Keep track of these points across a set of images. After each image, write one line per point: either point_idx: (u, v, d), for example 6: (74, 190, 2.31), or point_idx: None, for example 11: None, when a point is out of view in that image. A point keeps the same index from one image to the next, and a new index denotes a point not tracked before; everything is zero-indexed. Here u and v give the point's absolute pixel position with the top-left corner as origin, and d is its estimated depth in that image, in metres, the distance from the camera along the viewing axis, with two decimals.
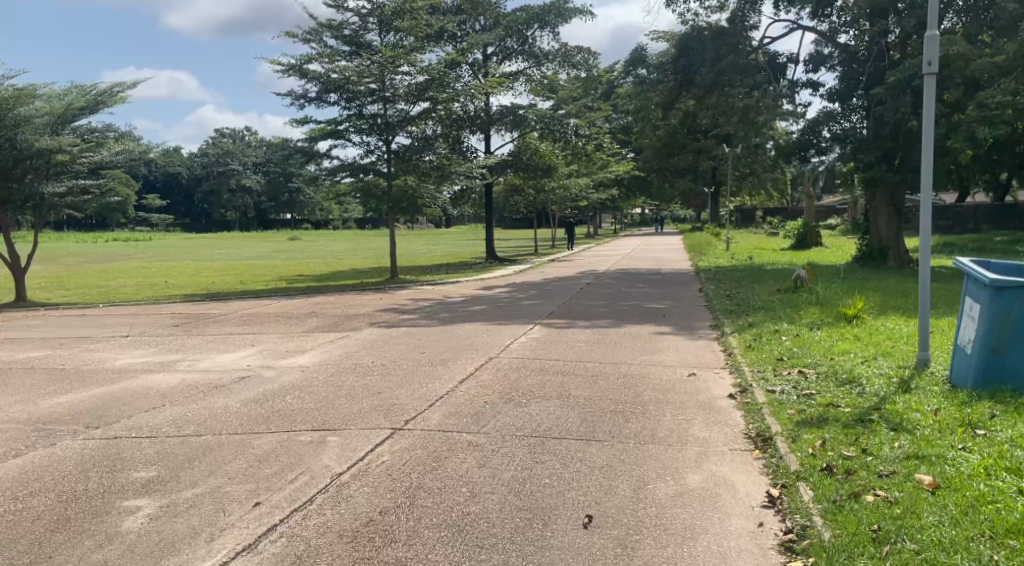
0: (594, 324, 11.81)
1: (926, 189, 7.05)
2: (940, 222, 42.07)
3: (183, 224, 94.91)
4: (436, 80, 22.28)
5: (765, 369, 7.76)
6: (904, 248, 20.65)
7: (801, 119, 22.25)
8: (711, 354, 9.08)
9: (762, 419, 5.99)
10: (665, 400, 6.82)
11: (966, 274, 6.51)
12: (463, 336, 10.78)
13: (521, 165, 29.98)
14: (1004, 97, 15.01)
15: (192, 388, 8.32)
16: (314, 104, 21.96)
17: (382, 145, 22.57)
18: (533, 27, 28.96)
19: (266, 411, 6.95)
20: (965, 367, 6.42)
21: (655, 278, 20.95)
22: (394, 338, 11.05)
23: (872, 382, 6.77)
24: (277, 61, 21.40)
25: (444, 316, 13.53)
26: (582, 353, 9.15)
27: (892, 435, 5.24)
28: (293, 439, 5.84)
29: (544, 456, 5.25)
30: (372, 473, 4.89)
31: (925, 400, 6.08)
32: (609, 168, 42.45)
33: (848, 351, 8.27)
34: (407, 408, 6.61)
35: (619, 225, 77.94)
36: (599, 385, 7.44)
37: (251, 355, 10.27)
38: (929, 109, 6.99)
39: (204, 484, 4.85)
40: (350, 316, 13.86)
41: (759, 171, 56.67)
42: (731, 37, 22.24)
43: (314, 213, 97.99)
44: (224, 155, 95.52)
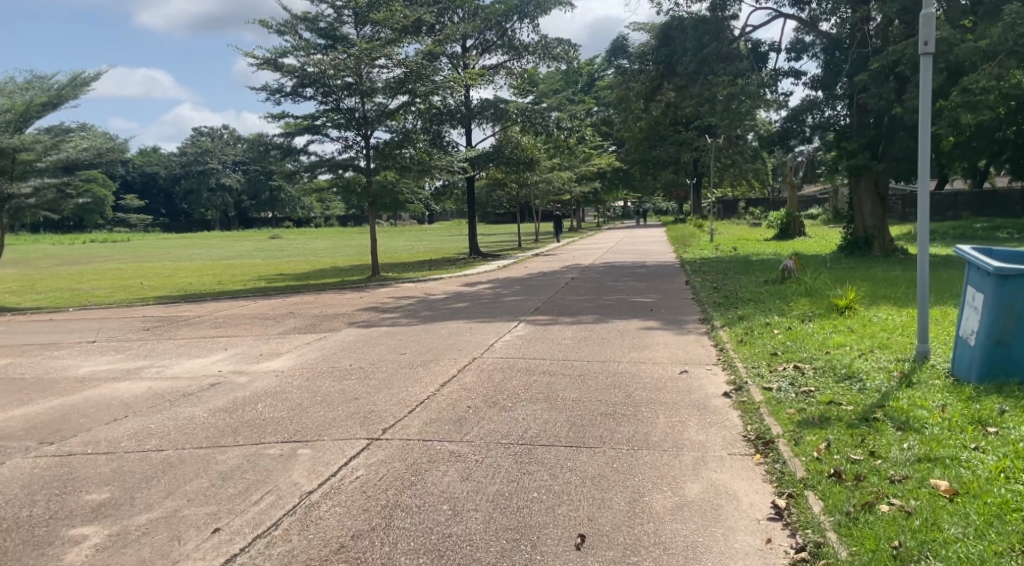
0: (580, 320, 11.46)
1: (924, 174, 6.74)
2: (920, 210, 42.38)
3: (162, 224, 93.57)
4: (414, 72, 21.80)
5: (761, 365, 7.44)
6: (889, 237, 20.47)
7: (782, 108, 22.03)
8: (701, 350, 8.75)
9: (760, 419, 5.67)
10: (658, 400, 6.49)
11: (968, 263, 6.22)
12: (446, 336, 10.39)
13: (502, 158, 29.18)
14: (989, 82, 14.81)
15: (158, 397, 7.86)
16: (290, 99, 21.46)
17: (360, 140, 22.04)
18: (512, 19, 28.51)
19: (234, 422, 6.51)
20: (968, 360, 6.14)
21: (640, 270, 20.59)
22: (373, 338, 10.64)
23: (872, 377, 6.47)
24: (251, 54, 20.87)
25: (426, 315, 13.13)
26: (569, 352, 8.79)
27: (901, 434, 4.94)
28: (261, 453, 5.44)
29: (533, 466, 4.88)
30: (345, 491, 4.51)
31: (929, 396, 5.78)
32: (592, 161, 41.92)
33: (844, 344, 7.99)
34: (384, 415, 6.22)
35: (602, 218, 77.66)
36: (588, 385, 7.08)
37: (223, 359, 9.80)
38: (926, 91, 6.62)
39: (160, 508, 4.45)
40: (329, 316, 13.41)
41: (741, 163, 56.63)
42: (711, 27, 22.02)
43: (295, 212, 96.69)
44: (202, 154, 94.03)
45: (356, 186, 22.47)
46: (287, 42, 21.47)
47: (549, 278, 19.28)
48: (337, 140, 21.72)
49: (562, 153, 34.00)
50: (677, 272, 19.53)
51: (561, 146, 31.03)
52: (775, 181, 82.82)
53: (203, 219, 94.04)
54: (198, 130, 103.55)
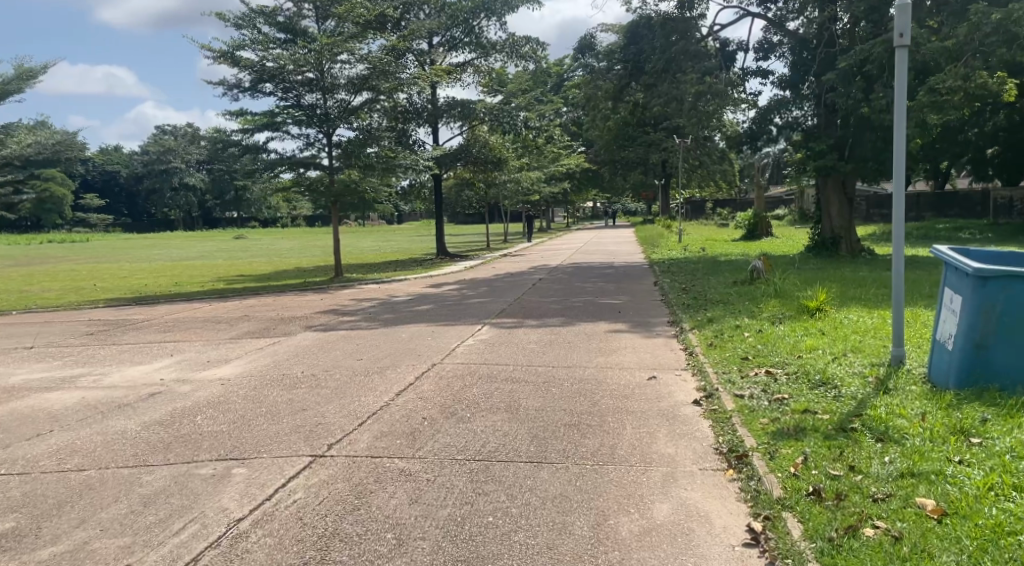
0: (547, 323, 11.11)
1: (900, 170, 6.49)
2: (883, 211, 43.15)
3: (123, 223, 91.21)
4: (378, 68, 21.27)
5: (732, 370, 7.13)
6: (856, 238, 20.53)
7: (750, 108, 21.97)
8: (670, 354, 8.43)
9: (733, 429, 5.33)
10: (625, 409, 6.13)
11: (946, 264, 5.99)
12: (406, 340, 9.94)
13: (470, 157, 28.75)
14: (955, 81, 14.85)
15: (91, 409, 7.28)
16: (249, 94, 20.81)
17: (322, 137, 21.42)
18: (479, 16, 28.07)
19: (167, 437, 5.98)
20: (946, 365, 5.91)
21: (609, 271, 20.33)
22: (329, 343, 10.16)
23: (848, 383, 6.19)
24: (207, 47, 20.17)
25: (387, 318, 12.65)
26: (534, 357, 8.40)
27: (881, 446, 4.64)
28: (192, 474, 4.96)
29: (489, 486, 4.48)
30: (279, 518, 4.06)
31: (907, 403, 5.52)
32: (561, 161, 41.70)
33: (816, 348, 7.74)
34: (332, 429, 5.76)
35: (571, 219, 77.63)
36: (552, 393, 6.70)
37: (167, 367, 9.21)
38: (902, 85, 6.37)
39: (67, 541, 3.95)
40: (285, 319, 12.85)
41: (709, 164, 57.02)
42: (678, 25, 21.90)
43: (261, 212, 94.87)
44: (164, 153, 91.73)
45: (319, 185, 21.82)
46: (244, 36, 20.80)
47: (516, 279, 18.92)
48: (298, 137, 21.12)
49: (531, 153, 33.65)
50: (646, 273, 19.31)
51: (530, 145, 30.74)
52: (742, 182, 83.83)
53: (166, 219, 91.89)
54: (160, 128, 101.16)
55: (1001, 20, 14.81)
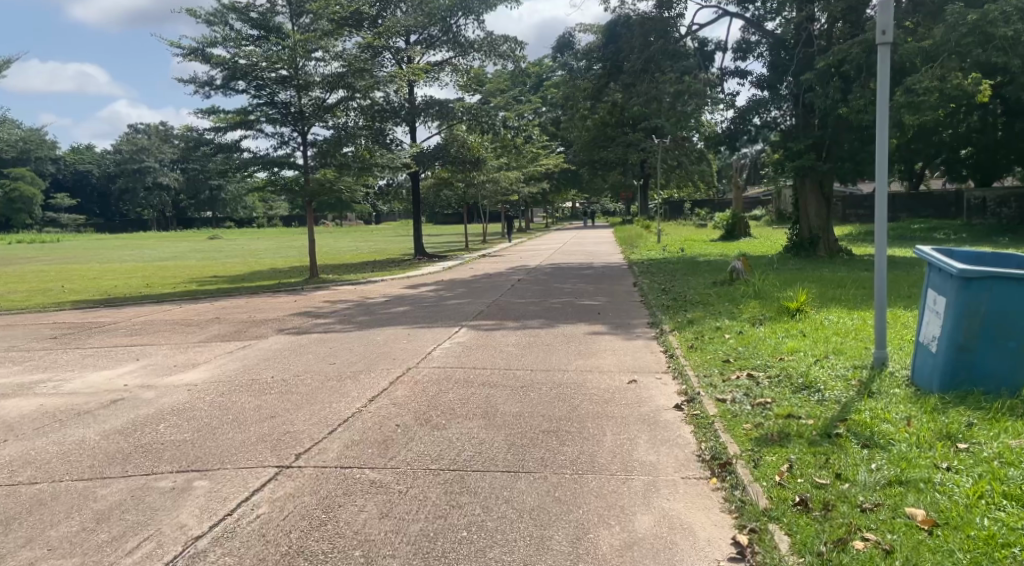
0: (525, 325, 10.92)
1: (883, 169, 6.40)
2: (858, 212, 43.71)
3: (94, 223, 89.46)
4: (354, 66, 20.98)
5: (713, 373, 6.99)
6: (834, 238, 20.63)
7: (728, 108, 21.99)
8: (651, 357, 8.29)
9: (715, 435, 5.19)
10: (605, 414, 5.96)
11: (929, 265, 5.91)
12: (381, 343, 9.70)
13: (448, 157, 28.45)
14: (932, 82, 14.95)
15: (48, 417, 6.94)
16: (221, 92, 20.40)
17: (297, 136, 21.07)
18: (456, 15, 27.83)
19: (127, 447, 5.69)
20: (929, 368, 5.83)
21: (588, 272, 20.20)
22: (302, 346, 9.88)
23: (831, 387, 6.08)
24: (177, 44, 19.74)
25: (362, 320, 12.38)
26: (511, 360, 8.20)
27: (867, 452, 4.53)
28: (150, 487, 4.69)
29: (463, 498, 4.28)
30: (240, 535, 3.83)
31: (892, 408, 5.41)
32: (540, 161, 41.59)
33: (798, 350, 7.63)
34: (301, 437, 5.51)
35: (550, 219, 77.61)
36: (530, 398, 6.52)
37: (132, 372, 8.88)
38: (884, 84, 6.28)
39: (11, 562, 3.68)
40: (257, 321, 12.53)
41: (687, 164, 57.31)
42: (656, 25, 21.86)
43: (237, 212, 93.59)
44: (137, 151, 90.09)
45: (294, 185, 21.44)
46: (216, 32, 20.40)
47: (495, 280, 18.72)
48: (272, 136, 20.75)
49: (510, 152, 33.45)
50: (625, 274, 19.23)
51: (508, 145, 30.54)
52: (719, 182, 84.34)
53: (139, 219, 90.30)
54: (133, 127, 99.39)
55: (977, 21, 14.96)
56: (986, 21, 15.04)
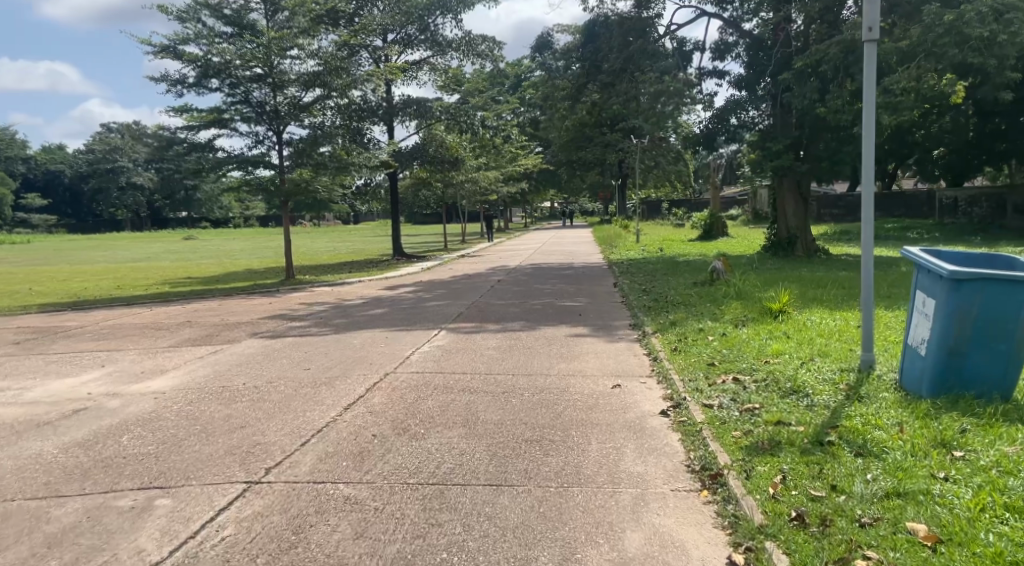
0: (506, 327, 10.71)
1: (869, 169, 6.28)
2: (834, 211, 44.12)
3: (65, 224, 87.64)
4: (330, 65, 20.62)
5: (698, 377, 6.83)
6: (812, 237, 20.68)
7: (707, 107, 21.97)
8: (634, 360, 8.12)
9: (704, 444, 5.01)
10: (589, 421, 5.77)
11: (919, 265, 5.80)
12: (357, 347, 9.42)
13: (426, 157, 28.12)
14: (909, 82, 15.01)
15: (4, 429, 6.59)
16: (193, 90, 19.93)
17: (271, 135, 20.66)
18: (434, 14, 27.53)
19: (86, 461, 5.37)
20: (918, 371, 5.72)
21: (568, 273, 20.01)
22: (275, 351, 9.58)
23: (820, 391, 5.94)
24: (148, 41, 19.25)
25: (339, 323, 12.08)
26: (492, 364, 7.98)
27: (862, 462, 4.38)
28: (109, 506, 4.41)
29: (443, 515, 4.05)
30: (204, 561, 3.57)
31: (883, 413, 5.28)
32: (518, 161, 41.43)
33: (783, 352, 7.49)
34: (271, 450, 5.23)
35: (529, 219, 77.54)
36: (511, 405, 6.30)
37: (97, 379, 8.51)
38: (870, 81, 6.16)
39: None
40: (230, 325, 12.17)
41: (664, 164, 57.52)
42: (635, 25, 21.77)
43: (212, 212, 92.26)
44: (110, 151, 88.40)
45: (269, 185, 21.02)
46: (187, 29, 19.92)
47: (474, 281, 18.48)
48: (246, 135, 20.33)
49: (489, 152, 33.21)
50: (605, 274, 19.10)
51: (487, 145, 30.32)
52: (697, 182, 84.85)
53: (111, 219, 88.62)
54: (105, 126, 97.52)
55: (953, 21, 15.03)
56: (962, 22, 15.12)
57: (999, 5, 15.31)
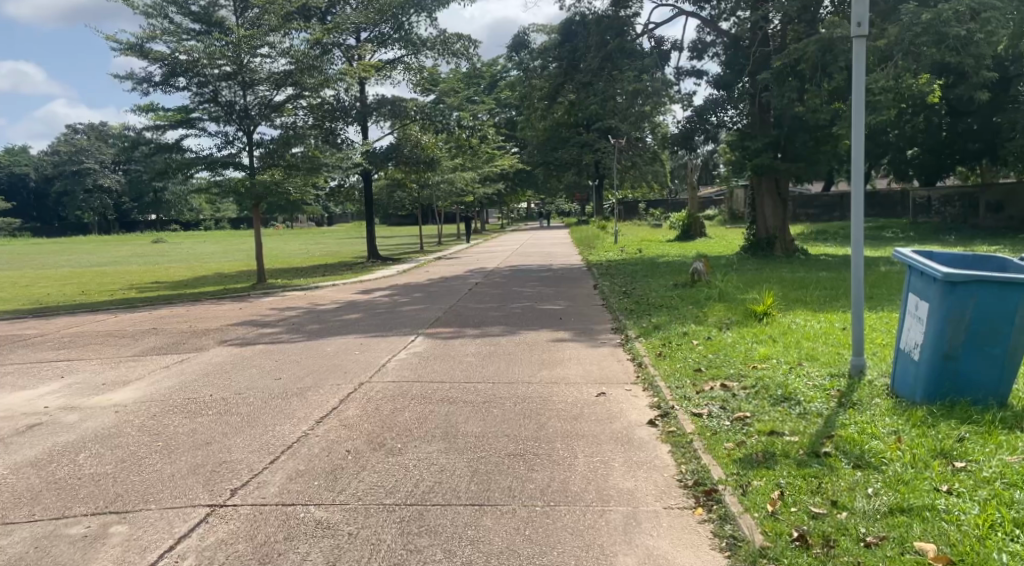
0: (486, 332, 10.45)
1: (858, 168, 6.13)
2: (808, 211, 44.53)
3: (31, 227, 85.52)
4: (302, 64, 20.16)
5: (685, 384, 6.63)
6: (790, 237, 20.72)
7: (685, 107, 21.89)
8: (619, 366, 7.90)
9: (697, 456, 4.79)
10: (575, 433, 5.51)
11: (910, 268, 5.66)
12: (331, 354, 9.09)
13: (401, 157, 27.60)
14: (887, 82, 15.04)
15: None
16: (160, 89, 19.39)
17: (242, 135, 20.16)
18: (409, 13, 27.15)
19: (37, 484, 4.98)
20: (911, 377, 5.57)
21: (547, 274, 19.78)
22: (246, 359, 9.21)
23: (812, 398, 5.76)
24: (112, 38, 18.67)
25: (312, 328, 11.71)
26: (471, 372, 7.71)
27: (860, 475, 4.19)
28: (58, 535, 4.03)
29: (423, 540, 3.76)
30: None
31: (879, 421, 5.11)
32: (495, 162, 41.13)
33: (770, 357, 7.33)
34: (238, 468, 4.90)
35: (506, 220, 77.32)
36: (493, 415, 6.04)
37: (55, 391, 8.06)
38: (859, 79, 6.00)
39: None
40: (199, 332, 11.74)
41: (640, 164, 57.64)
42: (611, 24, 21.67)
43: (183, 214, 90.57)
44: (77, 152, 86.21)
45: (239, 186, 20.27)
46: (154, 26, 19.38)
47: (451, 284, 18.18)
48: (215, 135, 19.81)
49: (466, 154, 32.89)
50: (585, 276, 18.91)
51: (463, 146, 30.01)
52: (673, 183, 85.22)
53: (79, 222, 86.56)
54: (71, 127, 95.30)
55: (930, 20, 15.15)
56: (939, 21, 15.24)
57: (975, 4, 15.40)
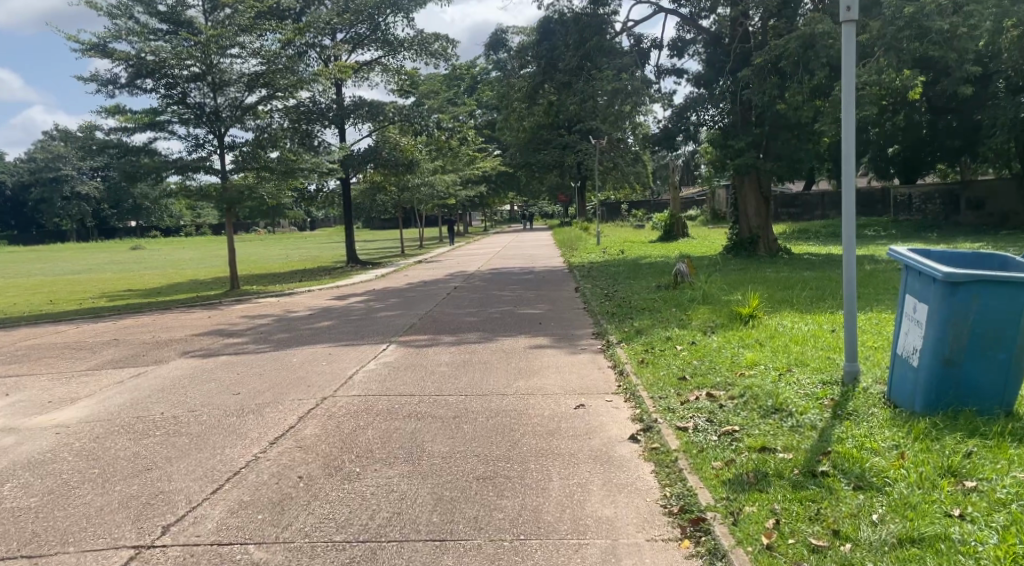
0: (463, 339, 10.00)
1: (849, 162, 5.77)
2: (790, 210, 44.49)
3: (8, 235, 83.83)
4: (274, 64, 19.55)
5: (669, 394, 6.20)
6: (773, 236, 20.46)
7: (665, 107, 21.59)
8: (600, 375, 7.47)
9: (683, 478, 4.38)
10: (551, 451, 5.07)
11: (907, 268, 5.29)
12: (297, 366, 8.57)
13: (380, 160, 27.04)
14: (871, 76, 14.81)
15: None
16: (126, 91, 18.75)
17: (212, 138, 19.54)
18: (385, 13, 26.58)
19: None
20: (909, 386, 5.20)
21: (529, 278, 19.33)
22: (207, 372, 8.65)
23: (805, 410, 5.36)
24: (74, 38, 17.97)
25: (281, 338, 11.16)
26: (443, 384, 7.21)
27: (862, 499, 3.80)
28: None
29: None
30: None
31: (878, 435, 4.72)
32: (476, 165, 40.63)
33: (758, 363, 6.92)
34: (175, 499, 4.38)
35: (489, 223, 76.79)
36: (462, 432, 5.58)
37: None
38: (848, 67, 5.63)
39: None
40: (161, 343, 11.13)
41: (623, 165, 57.35)
42: (590, 22, 21.28)
43: (163, 220, 89.22)
44: (53, 159, 84.20)
45: (212, 191, 19.83)
46: (117, 26, 18.70)
47: (430, 288, 17.67)
48: (184, 138, 19.18)
49: (446, 155, 32.34)
50: (567, 278, 18.48)
51: (443, 148, 29.48)
52: (655, 183, 85.21)
53: (56, 229, 84.74)
54: (46, 133, 93.50)
55: (914, 14, 14.99)
56: (922, 14, 15.08)
57: None
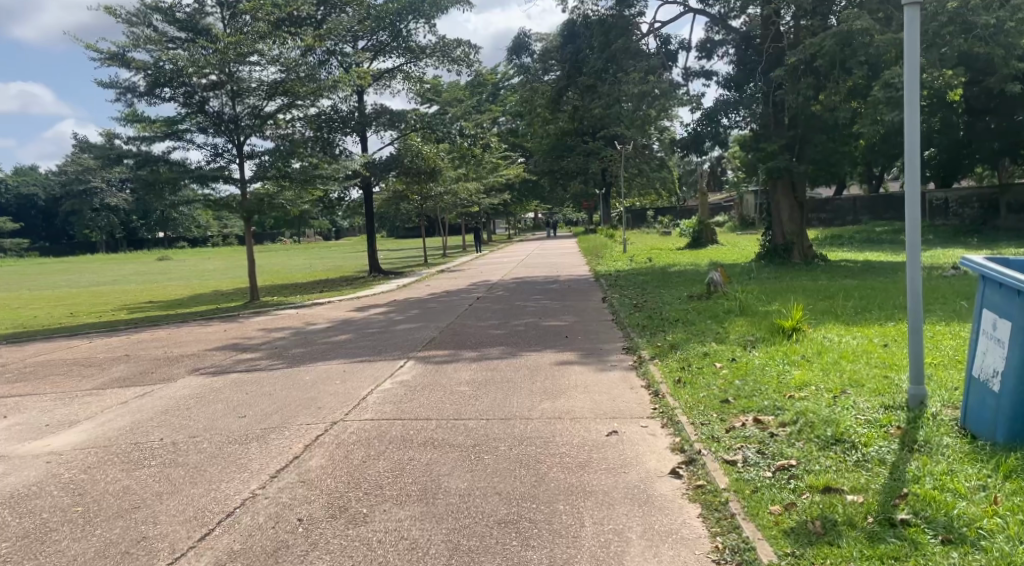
0: (485, 354, 9.46)
1: (914, 160, 5.14)
2: (821, 215, 43.40)
3: (41, 247, 85.00)
4: (294, 72, 19.23)
5: (712, 421, 5.59)
6: (809, 242, 19.69)
7: (693, 109, 20.93)
8: (633, 396, 6.87)
9: (737, 526, 3.78)
10: (582, 488, 4.51)
11: (986, 279, 4.65)
12: (309, 385, 8.10)
13: (402, 168, 26.68)
14: None
15: None
16: (145, 100, 18.58)
17: (231, 147, 19.36)
18: (406, 20, 26.27)
19: None
20: (989, 413, 4.54)
21: (553, 287, 18.76)
22: (214, 392, 8.20)
23: (870, 441, 4.72)
24: (92, 47, 17.81)
25: (295, 353, 10.71)
26: (463, 407, 6.67)
27: (956, 557, 3.17)
28: None
29: None
30: None
31: (962, 474, 4.07)
32: (500, 172, 40.17)
33: (808, 384, 6.28)
34: (158, 548, 3.89)
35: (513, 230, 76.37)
36: (483, 465, 5.03)
37: None
38: (913, 55, 5.01)
39: None
40: (172, 359, 10.73)
41: (648, 171, 56.58)
42: (615, 24, 20.66)
43: (190, 230, 90.10)
44: (84, 171, 85.15)
45: (232, 202, 19.67)
46: (136, 35, 18.54)
47: (452, 299, 17.18)
48: (203, 147, 19.00)
49: (469, 162, 31.92)
50: (592, 288, 17.89)
51: (466, 154, 29.11)
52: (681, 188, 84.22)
53: (86, 241, 85.70)
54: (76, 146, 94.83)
55: (956, 9, 14.28)
56: (966, 9, 14.36)
57: None
